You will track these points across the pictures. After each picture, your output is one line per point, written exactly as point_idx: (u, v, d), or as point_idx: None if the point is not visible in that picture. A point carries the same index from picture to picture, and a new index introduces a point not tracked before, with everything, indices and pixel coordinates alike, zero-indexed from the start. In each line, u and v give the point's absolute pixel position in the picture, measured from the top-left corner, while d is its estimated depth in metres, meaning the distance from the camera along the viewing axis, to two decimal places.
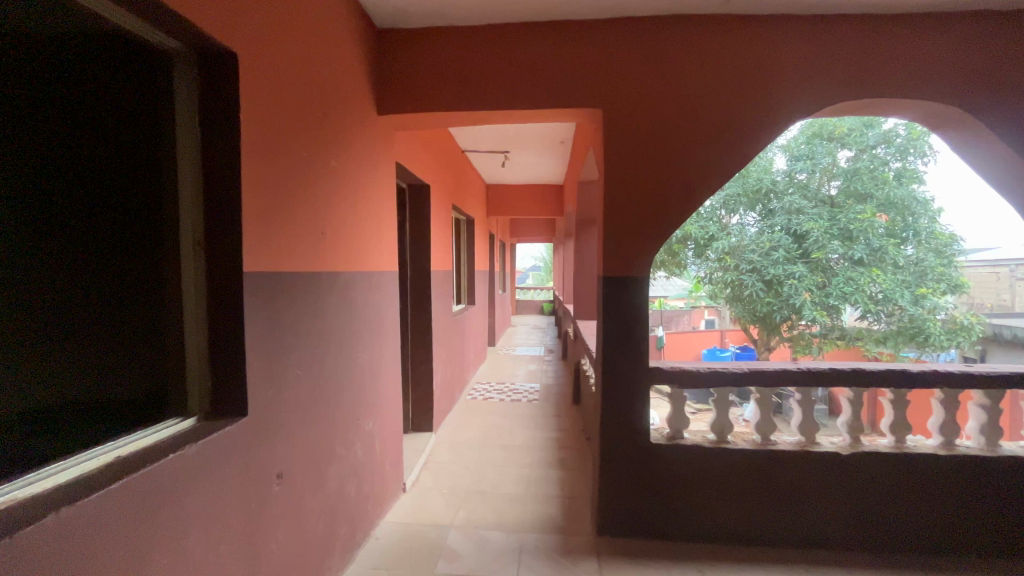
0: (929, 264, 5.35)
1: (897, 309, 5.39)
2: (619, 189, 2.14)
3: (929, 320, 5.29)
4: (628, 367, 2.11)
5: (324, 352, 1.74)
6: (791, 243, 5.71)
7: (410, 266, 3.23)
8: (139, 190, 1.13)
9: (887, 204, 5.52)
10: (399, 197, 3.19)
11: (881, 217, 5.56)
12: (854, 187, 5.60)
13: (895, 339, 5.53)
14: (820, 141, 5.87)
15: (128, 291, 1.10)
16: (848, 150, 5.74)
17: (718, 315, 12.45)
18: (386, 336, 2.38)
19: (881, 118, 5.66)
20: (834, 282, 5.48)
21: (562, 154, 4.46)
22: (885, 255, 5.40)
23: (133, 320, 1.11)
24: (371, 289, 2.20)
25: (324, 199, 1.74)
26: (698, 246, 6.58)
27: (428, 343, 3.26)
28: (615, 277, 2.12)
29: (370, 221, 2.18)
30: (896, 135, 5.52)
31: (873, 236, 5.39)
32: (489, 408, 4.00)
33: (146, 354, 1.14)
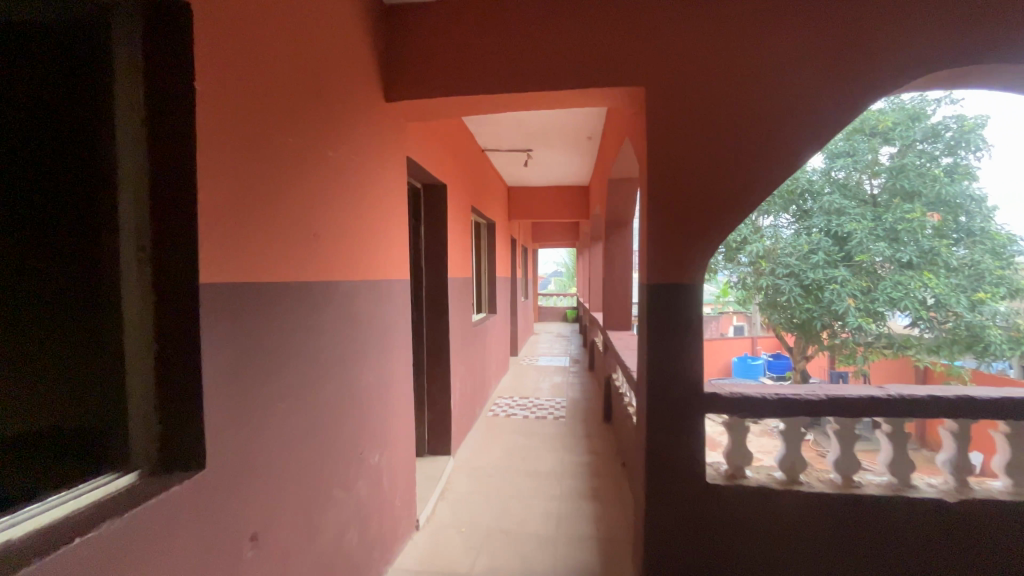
0: (987, 266, 4.67)
1: (952, 317, 4.76)
2: (666, 183, 1.81)
3: (989, 328, 4.63)
4: (677, 393, 1.78)
5: (319, 377, 1.46)
6: (831, 245, 5.27)
7: (425, 274, 2.96)
8: (70, 175, 0.85)
9: (937, 203, 4.92)
10: (413, 198, 2.92)
11: (931, 217, 4.98)
12: (899, 184, 5.05)
13: (951, 349, 4.89)
14: (862, 137, 5.35)
15: (51, 308, 0.82)
16: (893, 146, 5.19)
17: (748, 321, 11.90)
18: (396, 353, 2.10)
19: (929, 109, 5.11)
20: (881, 286, 4.98)
21: (588, 151, 4.14)
22: (934, 258, 4.75)
23: (59, 346, 0.83)
24: (379, 301, 1.92)
25: (319, 197, 1.46)
26: (730, 250, 6.20)
27: (445, 358, 2.97)
28: (662, 286, 1.80)
29: (377, 223, 1.91)
30: (945, 128, 4.95)
31: (920, 237, 4.81)
32: (513, 426, 3.69)
33: (76, 391, 0.86)
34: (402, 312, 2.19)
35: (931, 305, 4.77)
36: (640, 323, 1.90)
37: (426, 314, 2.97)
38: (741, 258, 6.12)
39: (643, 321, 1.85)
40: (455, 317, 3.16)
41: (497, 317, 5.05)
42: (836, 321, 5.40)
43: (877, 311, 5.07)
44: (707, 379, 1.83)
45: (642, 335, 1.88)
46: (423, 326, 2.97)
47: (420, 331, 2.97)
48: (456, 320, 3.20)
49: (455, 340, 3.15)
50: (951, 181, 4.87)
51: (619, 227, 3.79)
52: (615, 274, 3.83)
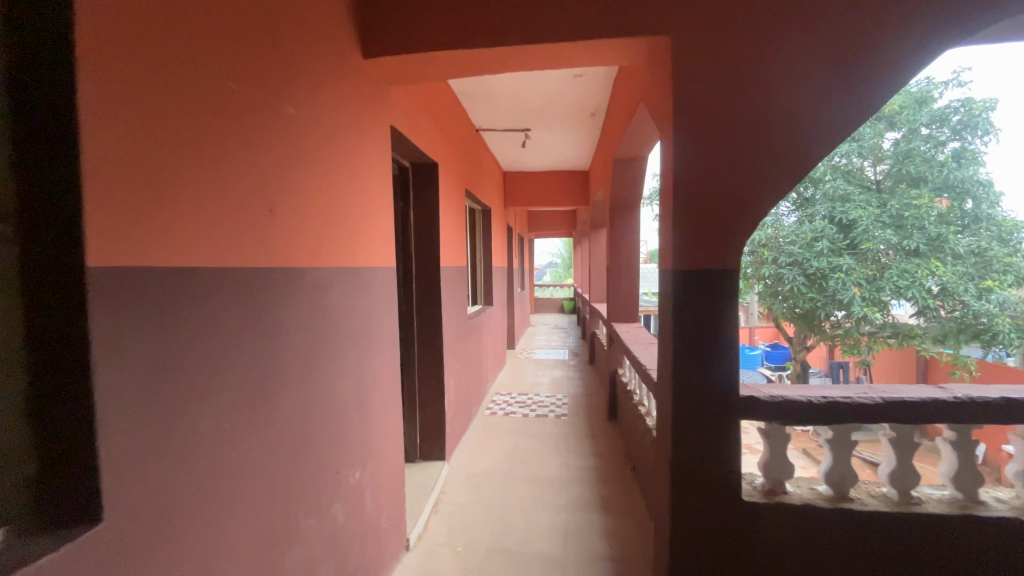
0: (994, 253, 4.41)
1: (955, 304, 4.49)
2: (695, 151, 1.54)
3: (997, 317, 4.37)
4: (708, 397, 1.52)
5: (279, 387, 1.19)
6: (836, 232, 4.99)
7: (415, 263, 2.68)
8: None
9: (946, 187, 4.62)
10: (401, 177, 2.64)
11: (938, 203, 4.69)
12: (905, 170, 4.79)
13: (958, 338, 4.65)
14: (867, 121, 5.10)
15: None
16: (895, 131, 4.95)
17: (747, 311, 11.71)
18: (380, 354, 1.83)
19: (935, 92, 4.83)
20: (887, 275, 4.68)
21: (589, 130, 3.86)
22: (941, 246, 4.54)
23: None
24: (358, 293, 1.65)
25: (274, 165, 1.18)
26: None
27: (438, 355, 2.71)
28: (689, 273, 1.54)
29: (353, 202, 1.62)
30: (952, 111, 4.68)
31: (929, 223, 4.56)
32: (512, 426, 3.44)
33: None
34: (387, 307, 1.91)
35: (937, 294, 4.51)
36: (664, 316, 1.64)
37: (417, 307, 2.70)
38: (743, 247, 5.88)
39: (668, 313, 1.60)
40: (448, 310, 2.89)
41: (494, 309, 4.79)
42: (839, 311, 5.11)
43: (883, 300, 4.83)
44: (742, 381, 1.58)
45: (665, 329, 1.63)
46: (413, 320, 2.70)
47: (410, 326, 2.70)
48: (450, 313, 2.94)
49: (449, 336, 2.89)
50: (957, 166, 4.59)
51: (625, 213, 3.51)
52: (620, 263, 3.56)
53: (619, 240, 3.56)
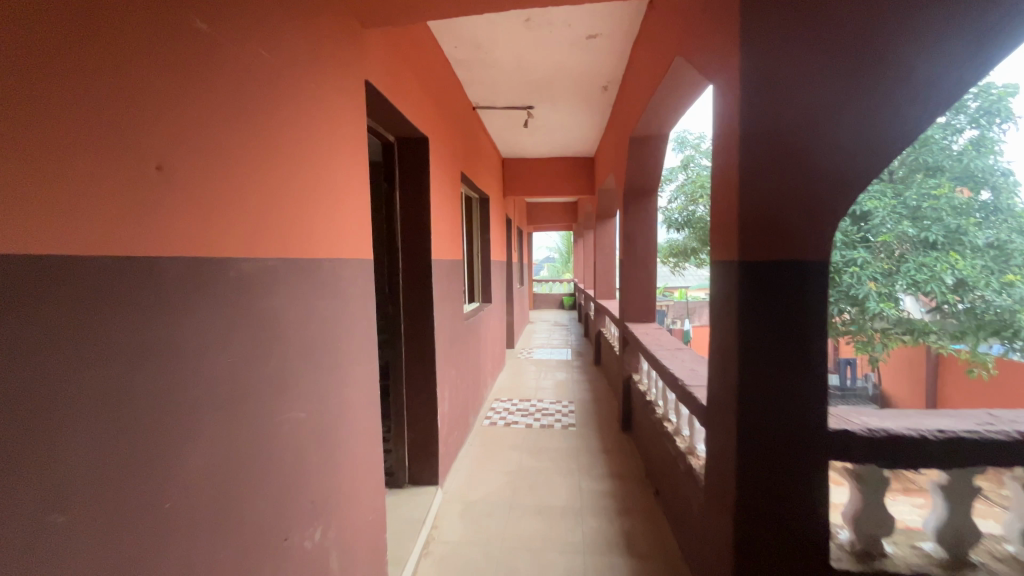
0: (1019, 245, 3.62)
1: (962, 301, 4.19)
2: (771, 98, 1.13)
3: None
4: (786, 432, 1.15)
5: (188, 442, 0.80)
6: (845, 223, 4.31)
7: (401, 256, 2.29)
8: None
9: (963, 177, 3.85)
10: (386, 154, 2.24)
11: (957, 194, 3.96)
12: (919, 157, 4.05)
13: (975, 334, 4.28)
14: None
15: None
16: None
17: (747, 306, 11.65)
18: (351, 372, 1.43)
19: None
20: (903, 268, 3.99)
21: (598, 106, 3.44)
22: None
23: None
24: (318, 295, 1.25)
25: (178, 112, 0.78)
26: None
27: (429, 364, 2.31)
28: (761, 267, 1.14)
29: (308, 174, 1.21)
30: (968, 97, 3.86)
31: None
32: (514, 440, 3.06)
33: None
34: (361, 312, 1.51)
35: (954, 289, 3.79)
36: (723, 324, 1.25)
37: (404, 307, 2.31)
38: None
39: (729, 320, 1.21)
40: (442, 311, 2.50)
41: (493, 307, 4.41)
42: (850, 308, 4.41)
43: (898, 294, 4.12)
44: (827, 410, 1.20)
45: (726, 341, 1.23)
46: (400, 322, 2.31)
47: (397, 329, 2.32)
48: (444, 314, 2.54)
49: (443, 340, 2.50)
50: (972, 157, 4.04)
51: (640, 199, 3.11)
52: (635, 255, 3.15)
53: (633, 230, 3.15)
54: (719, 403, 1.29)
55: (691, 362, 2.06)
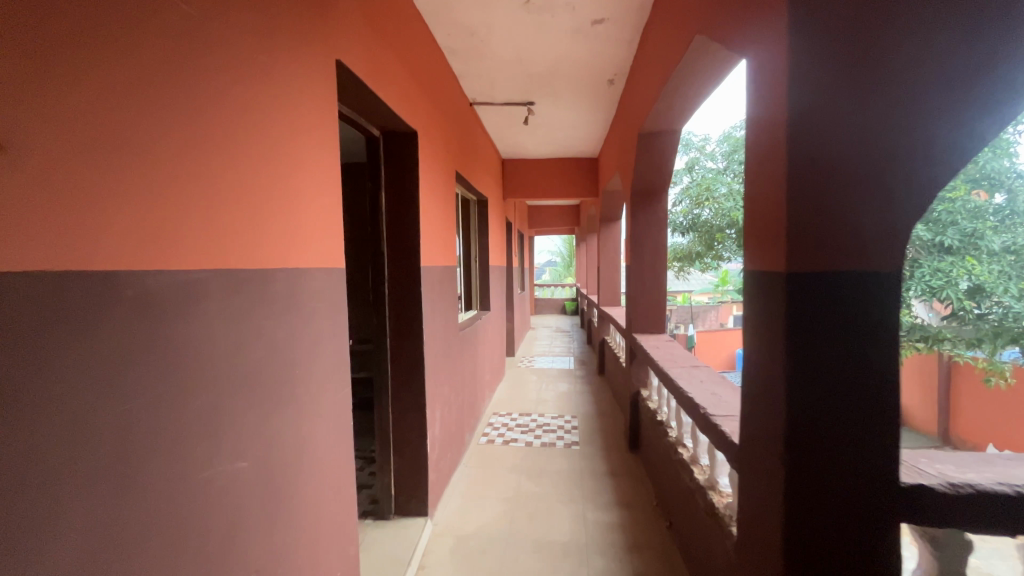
0: None
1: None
2: (831, 70, 0.89)
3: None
4: (844, 488, 0.93)
5: (63, 531, 0.58)
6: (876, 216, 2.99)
7: (387, 262, 2.08)
8: None
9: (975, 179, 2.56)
10: (371, 149, 2.02)
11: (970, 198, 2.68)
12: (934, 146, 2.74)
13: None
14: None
15: None
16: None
17: None
18: (316, 400, 1.21)
19: None
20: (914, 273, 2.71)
21: (603, 100, 3.22)
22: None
23: None
24: (271, 313, 1.03)
25: (40, 78, 0.56)
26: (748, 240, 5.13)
27: (417, 381, 2.09)
28: (812, 283, 0.92)
29: (257, 164, 0.99)
30: None
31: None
32: (512, 461, 2.83)
33: None
34: (330, 328, 1.30)
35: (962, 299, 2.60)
36: (763, 350, 1.03)
37: (390, 319, 2.09)
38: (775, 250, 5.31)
39: (772, 346, 0.98)
40: (433, 322, 2.28)
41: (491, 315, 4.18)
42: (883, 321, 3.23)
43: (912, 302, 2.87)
44: (901, 464, 0.96)
45: (767, 372, 1.01)
46: (386, 335, 2.10)
47: (382, 343, 2.10)
48: (435, 325, 2.32)
49: (434, 354, 2.28)
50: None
51: (650, 199, 2.90)
52: (644, 260, 2.93)
53: (641, 233, 2.92)
54: (757, 445, 1.07)
55: (708, 381, 1.83)
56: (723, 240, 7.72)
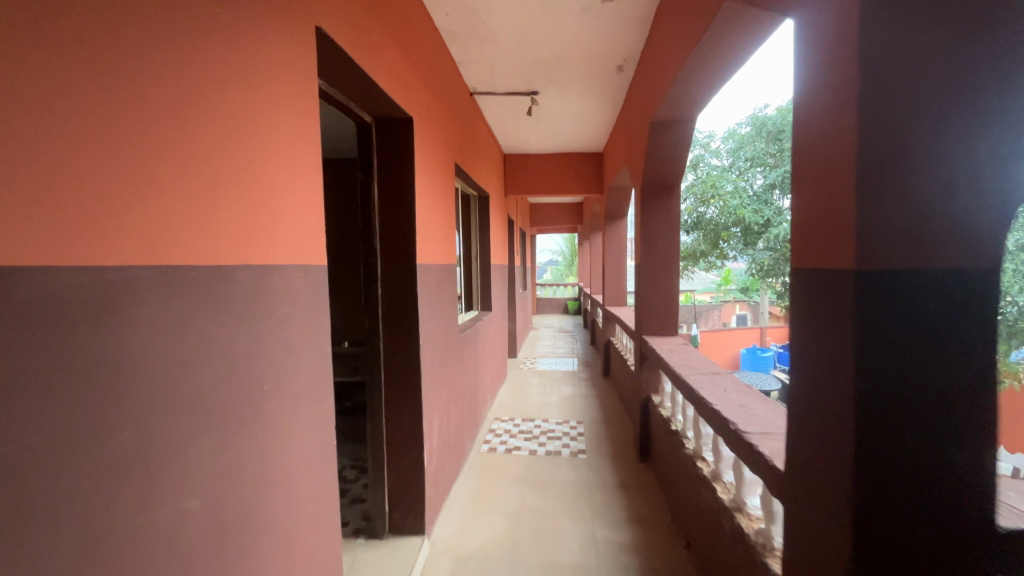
0: None
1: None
2: (921, 21, 0.73)
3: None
4: (910, 533, 0.78)
5: None
6: None
7: (380, 260, 1.91)
8: None
9: None
10: (364, 138, 1.88)
11: None
12: None
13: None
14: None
15: None
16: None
17: (751, 309, 11.34)
18: (290, 421, 1.04)
19: None
20: None
21: (611, 88, 3.05)
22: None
23: None
24: (232, 323, 0.85)
25: None
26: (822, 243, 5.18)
27: (414, 389, 1.93)
28: (886, 286, 0.75)
29: (215, 141, 0.82)
30: None
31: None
32: (515, 472, 2.66)
33: None
34: (308, 338, 1.12)
35: None
36: (822, 366, 0.86)
37: (383, 322, 1.93)
38: None
39: (836, 362, 0.81)
40: (430, 325, 2.12)
41: (492, 316, 4.01)
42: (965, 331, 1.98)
43: None
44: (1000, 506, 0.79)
45: (829, 392, 0.84)
46: (379, 340, 1.93)
47: (375, 348, 1.94)
48: (433, 328, 2.16)
49: (431, 359, 2.11)
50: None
51: (662, 193, 2.74)
52: (655, 257, 2.76)
53: (652, 228, 2.75)
54: (814, 479, 0.89)
55: (730, 389, 1.67)
56: (727, 238, 7.40)
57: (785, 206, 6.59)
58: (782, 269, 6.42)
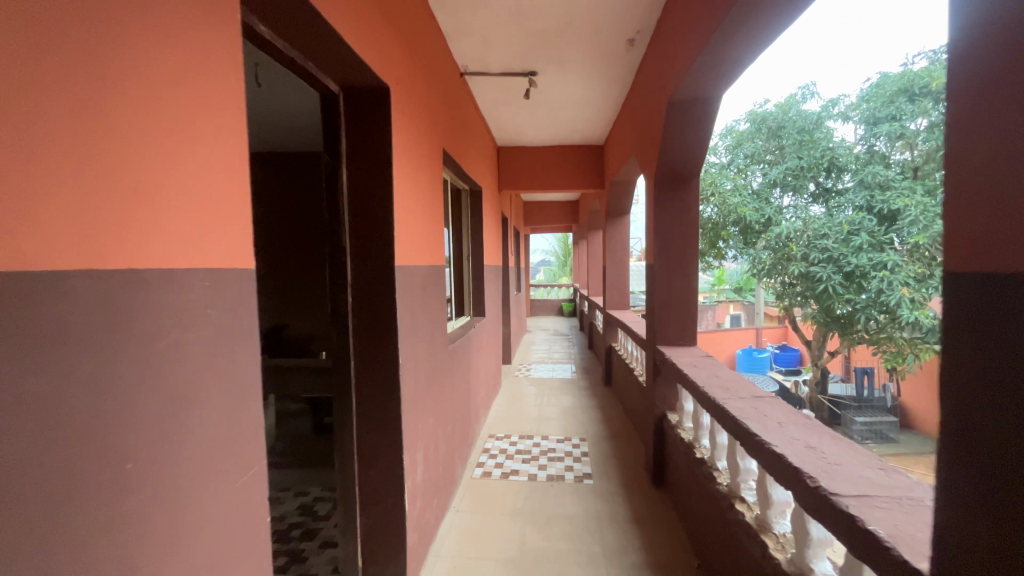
0: None
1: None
2: None
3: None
4: None
5: None
6: None
7: (350, 262, 1.56)
8: None
9: None
10: (330, 112, 1.54)
11: None
12: None
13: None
14: (883, 105, 5.35)
15: None
16: (862, 132, 5.58)
17: (745, 310, 11.18)
18: (191, 508, 0.69)
19: None
20: None
21: (619, 64, 2.72)
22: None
23: None
24: (64, 367, 0.51)
25: None
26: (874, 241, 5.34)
27: (393, 418, 1.59)
28: None
29: (14, 53, 0.47)
30: None
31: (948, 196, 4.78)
32: (515, 504, 2.33)
33: None
34: (224, 376, 0.77)
35: None
36: (964, 408, 0.64)
37: (354, 336, 1.58)
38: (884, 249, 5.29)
39: (1000, 402, 0.59)
40: (413, 338, 1.77)
41: (486, 321, 3.68)
42: None
43: None
44: None
45: (987, 442, 0.61)
46: (350, 358, 1.59)
47: (345, 369, 1.60)
48: (416, 342, 1.81)
49: (414, 381, 1.77)
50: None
51: (679, 184, 2.43)
52: (671, 257, 2.44)
53: (667, 224, 2.43)
54: None
55: (784, 419, 1.34)
56: (726, 237, 7.13)
57: (784, 204, 6.45)
58: (784, 269, 6.20)
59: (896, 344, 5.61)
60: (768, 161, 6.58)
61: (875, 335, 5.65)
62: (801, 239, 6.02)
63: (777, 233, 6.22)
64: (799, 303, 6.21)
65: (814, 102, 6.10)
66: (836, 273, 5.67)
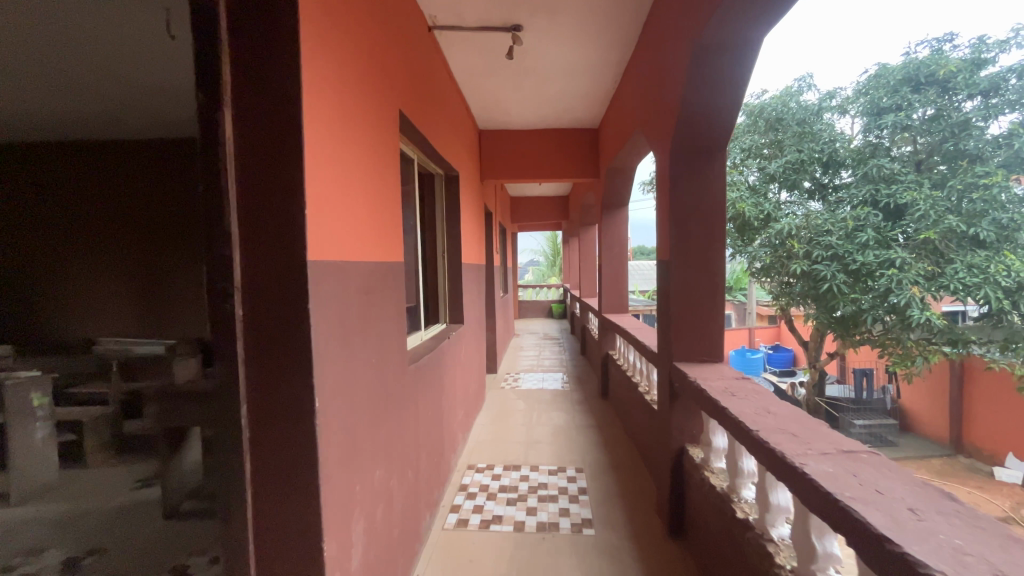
0: None
1: (955, 263, 4.59)
2: None
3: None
4: None
5: None
6: None
7: (240, 259, 1.06)
8: None
9: None
10: (205, 32, 1.03)
11: None
12: None
13: (997, 301, 4.37)
14: (887, 95, 5.16)
15: None
16: (866, 123, 5.28)
17: (737, 309, 10.85)
18: None
19: None
20: None
21: (620, 14, 2.23)
22: (995, 197, 4.44)
23: None
24: None
25: None
26: (881, 236, 4.95)
27: (308, 490, 1.08)
28: None
29: None
30: None
31: (958, 188, 4.65)
32: (499, 567, 1.82)
33: None
34: None
35: None
36: None
37: (247, 366, 1.07)
38: (894, 244, 4.89)
39: None
40: (349, 364, 1.26)
41: (465, 329, 3.18)
42: None
43: None
44: None
45: None
46: (242, 402, 1.06)
47: (233, 419, 1.06)
48: (355, 367, 1.30)
49: (351, 423, 1.26)
50: (970, 129, 4.72)
51: (700, 159, 1.94)
52: (692, 250, 1.95)
53: (683, 210, 1.94)
54: None
55: (910, 498, 0.85)
56: None
57: (783, 200, 5.89)
58: (784, 267, 5.64)
59: (904, 345, 5.16)
60: (765, 156, 5.98)
61: (882, 337, 5.21)
62: (803, 236, 5.45)
63: (777, 229, 5.60)
64: (800, 303, 5.75)
65: (812, 94, 5.69)
66: (841, 272, 5.17)
